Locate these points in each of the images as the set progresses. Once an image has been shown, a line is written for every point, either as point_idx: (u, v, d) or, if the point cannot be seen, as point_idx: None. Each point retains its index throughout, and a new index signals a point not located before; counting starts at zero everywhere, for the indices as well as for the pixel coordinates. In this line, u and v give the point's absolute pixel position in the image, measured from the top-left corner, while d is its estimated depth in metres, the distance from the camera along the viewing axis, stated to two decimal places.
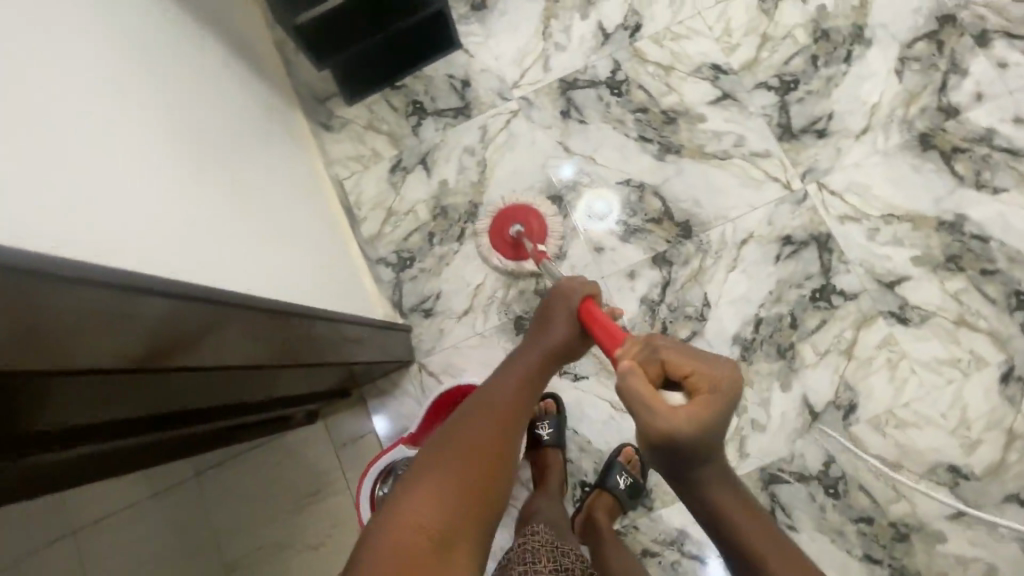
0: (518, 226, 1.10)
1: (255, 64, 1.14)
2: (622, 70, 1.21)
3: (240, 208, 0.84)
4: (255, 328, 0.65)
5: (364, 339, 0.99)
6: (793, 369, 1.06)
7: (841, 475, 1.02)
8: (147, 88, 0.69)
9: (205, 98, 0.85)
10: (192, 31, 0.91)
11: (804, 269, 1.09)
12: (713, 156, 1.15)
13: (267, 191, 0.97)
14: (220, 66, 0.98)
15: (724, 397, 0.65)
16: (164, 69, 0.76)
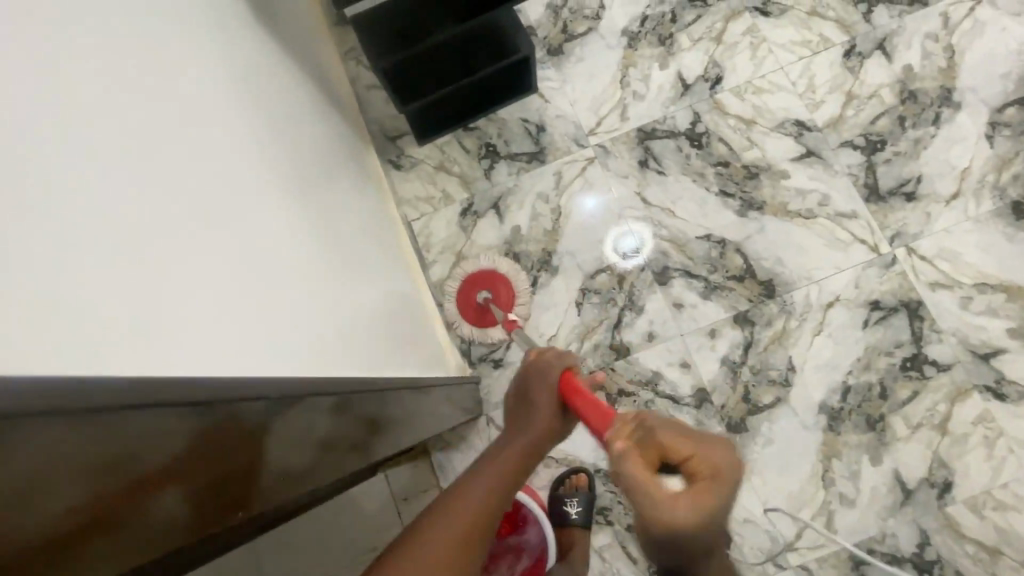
0: (485, 293, 1.12)
1: (333, 103, 1.13)
2: (702, 122, 1.19)
3: (314, 266, 0.76)
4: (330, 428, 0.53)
5: (432, 404, 0.92)
6: (883, 442, 1.01)
7: (937, 558, 0.97)
8: (230, 132, 0.61)
9: (271, 132, 0.76)
10: (279, 73, 0.89)
11: (894, 337, 1.05)
12: (797, 214, 1.12)
13: (326, 231, 0.86)
14: (304, 108, 0.95)
15: (722, 487, 0.57)
16: (242, 111, 0.68)
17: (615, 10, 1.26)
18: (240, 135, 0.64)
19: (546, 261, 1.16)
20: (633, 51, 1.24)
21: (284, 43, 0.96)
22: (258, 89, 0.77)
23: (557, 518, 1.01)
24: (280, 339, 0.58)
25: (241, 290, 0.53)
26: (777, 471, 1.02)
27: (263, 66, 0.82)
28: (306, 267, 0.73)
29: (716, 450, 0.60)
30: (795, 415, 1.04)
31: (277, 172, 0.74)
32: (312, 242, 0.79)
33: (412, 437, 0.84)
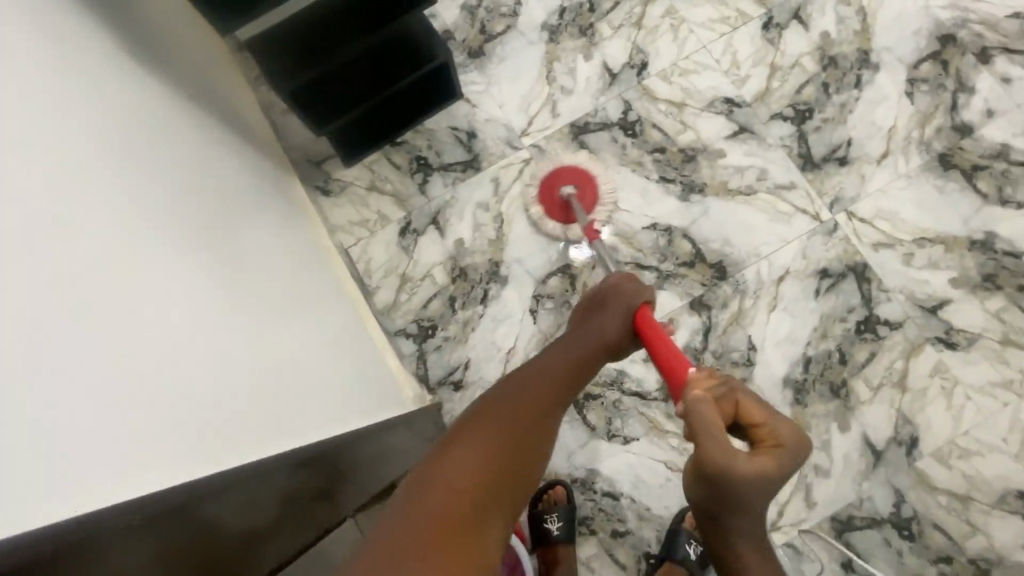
0: (571, 188, 1.08)
1: (246, 134, 1.05)
2: (633, 110, 1.17)
3: (234, 314, 0.70)
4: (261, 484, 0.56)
5: (398, 434, 0.91)
6: (849, 408, 1.02)
7: (914, 515, 0.98)
8: (120, 176, 0.59)
9: (176, 170, 0.73)
10: (174, 109, 0.80)
11: (845, 302, 1.06)
12: (738, 192, 1.11)
13: (254, 263, 0.83)
14: (207, 143, 0.87)
15: (790, 457, 0.60)
16: (141, 159, 0.65)
17: (532, 6, 1.22)
18: (143, 195, 0.62)
19: (495, 272, 1.11)
20: (556, 45, 1.21)
21: (177, 75, 0.88)
22: (141, 127, 0.68)
23: (540, 538, 0.98)
24: (203, 405, 0.56)
25: (158, 360, 0.51)
26: None
27: (147, 99, 0.73)
28: (239, 320, 0.70)
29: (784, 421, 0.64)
30: (762, 394, 1.03)
31: (173, 218, 0.67)
32: (240, 282, 0.76)
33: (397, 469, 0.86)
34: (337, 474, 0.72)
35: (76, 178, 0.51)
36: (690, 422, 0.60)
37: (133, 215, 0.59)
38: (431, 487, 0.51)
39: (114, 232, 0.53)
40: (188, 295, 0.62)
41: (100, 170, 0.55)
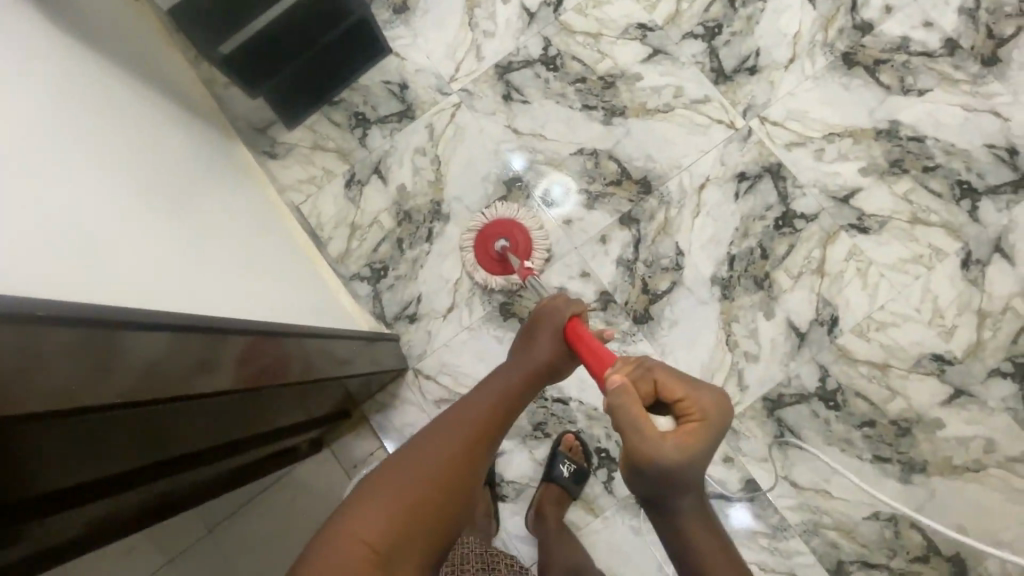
0: (503, 241, 1.11)
1: (192, 104, 1.12)
2: (553, 45, 1.22)
3: (199, 241, 0.84)
4: (250, 354, 0.68)
5: (366, 347, 1.01)
6: (773, 297, 1.09)
7: (838, 386, 1.06)
8: (99, 131, 0.75)
9: (147, 132, 0.88)
10: (133, 83, 0.93)
11: (763, 202, 1.12)
12: (656, 111, 1.18)
13: (221, 212, 0.97)
14: (164, 111, 0.98)
15: (713, 427, 0.64)
16: (116, 120, 0.81)
17: None
18: (119, 148, 0.78)
19: (437, 211, 1.19)
20: None
21: (126, 52, 0.98)
22: (94, 94, 0.79)
23: None
24: (181, 295, 0.71)
25: (134, 259, 0.67)
26: (686, 348, 1.09)
27: (89, 67, 0.82)
28: (208, 249, 0.85)
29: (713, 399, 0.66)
30: (691, 294, 1.11)
31: (132, 166, 0.78)
32: (211, 223, 0.91)
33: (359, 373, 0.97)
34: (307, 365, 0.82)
35: (39, 125, 0.62)
36: (612, 410, 0.65)
37: (95, 160, 0.70)
38: (343, 534, 0.56)
39: (95, 170, 0.69)
40: (148, 226, 0.74)
41: (82, 126, 0.71)
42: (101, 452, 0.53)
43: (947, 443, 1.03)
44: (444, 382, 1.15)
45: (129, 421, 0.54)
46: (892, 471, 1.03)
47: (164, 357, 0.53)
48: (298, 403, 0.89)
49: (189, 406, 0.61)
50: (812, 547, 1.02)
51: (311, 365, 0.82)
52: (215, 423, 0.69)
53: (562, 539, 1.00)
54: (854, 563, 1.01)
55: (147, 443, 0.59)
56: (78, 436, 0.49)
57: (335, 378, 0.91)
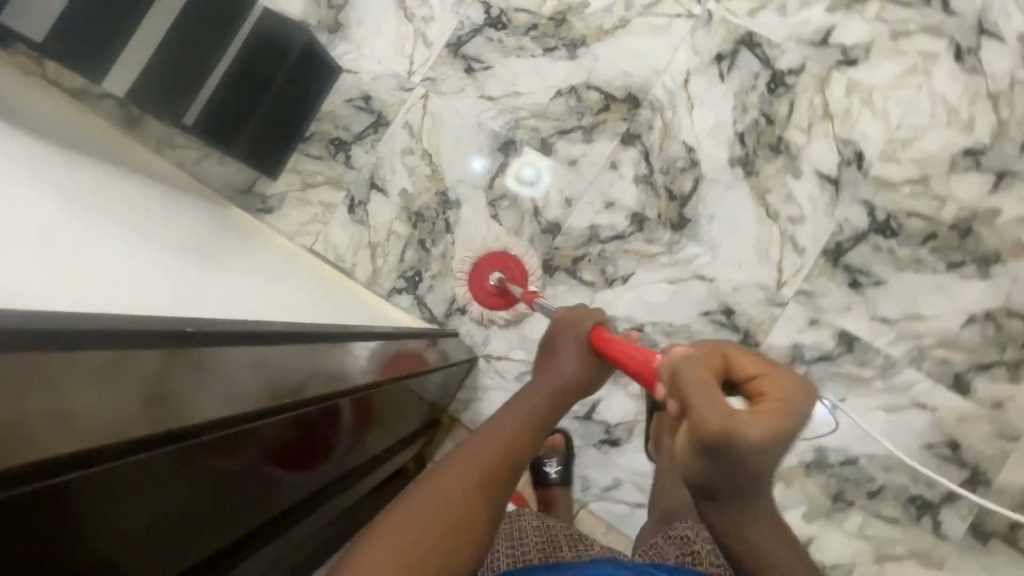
0: (497, 274, 1.10)
1: (182, 181, 1.12)
2: (493, 5, 1.21)
3: (253, 279, 0.84)
4: (344, 360, 0.66)
5: (437, 343, 0.99)
6: (794, 157, 1.09)
7: (888, 215, 1.06)
8: (115, 198, 0.73)
9: (145, 200, 0.85)
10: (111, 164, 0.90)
11: (749, 72, 1.12)
12: (615, 28, 1.17)
13: (247, 258, 0.94)
14: (150, 184, 0.95)
15: (800, 414, 0.47)
16: (116, 191, 0.78)
17: None
18: (136, 210, 0.75)
19: (446, 201, 1.18)
20: None
21: (97, 138, 0.95)
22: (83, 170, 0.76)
23: (538, 478, 1.06)
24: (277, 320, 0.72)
25: (224, 298, 0.68)
26: (732, 235, 1.09)
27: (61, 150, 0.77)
28: (265, 285, 0.86)
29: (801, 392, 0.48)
30: (717, 183, 1.10)
31: (161, 227, 0.77)
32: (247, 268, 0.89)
33: (437, 367, 0.95)
34: (393, 366, 0.80)
35: (85, 199, 0.62)
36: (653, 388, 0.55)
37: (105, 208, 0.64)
38: None
39: (150, 233, 0.70)
40: (215, 272, 0.75)
41: (101, 196, 0.70)
42: (220, 506, 0.47)
43: (1010, 226, 1.03)
44: (517, 356, 1.13)
45: (240, 463, 0.48)
46: (970, 272, 1.03)
47: (262, 376, 0.49)
48: (386, 420, 0.85)
49: (289, 437, 0.56)
50: (927, 371, 1.01)
51: (395, 367, 0.81)
52: (312, 461, 0.63)
53: (674, 477, 0.96)
54: (972, 371, 1.00)
55: (258, 489, 0.53)
56: (195, 488, 0.43)
57: (418, 376, 0.89)
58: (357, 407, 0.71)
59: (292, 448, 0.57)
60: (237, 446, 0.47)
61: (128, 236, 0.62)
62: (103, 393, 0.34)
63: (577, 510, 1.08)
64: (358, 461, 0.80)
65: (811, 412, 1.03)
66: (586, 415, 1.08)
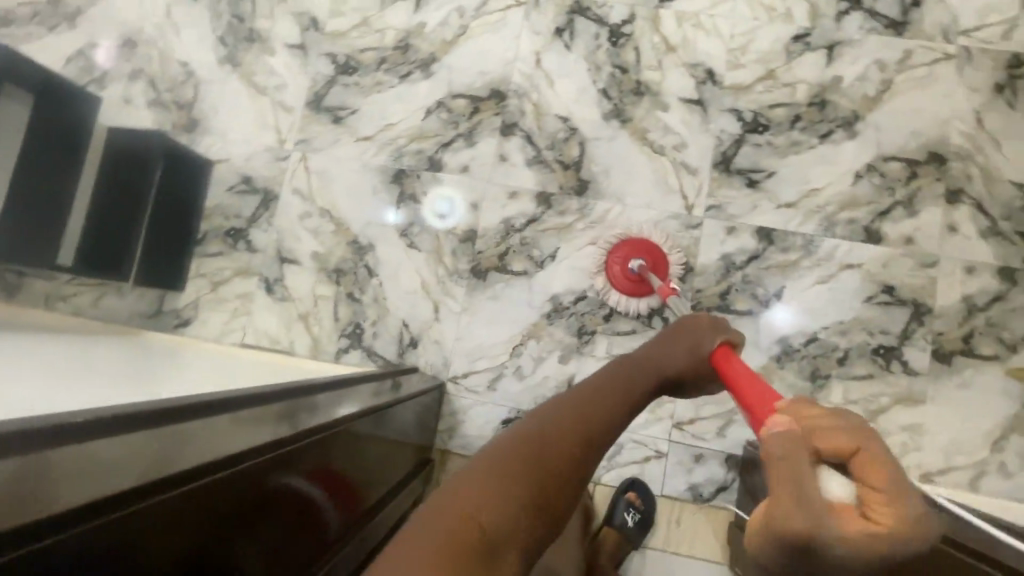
0: (638, 261, 1.05)
1: (85, 324, 1.06)
2: (338, 55, 1.24)
3: (202, 382, 0.84)
4: (322, 403, 0.68)
5: (400, 377, 1.00)
6: (656, 94, 1.16)
7: (754, 114, 1.14)
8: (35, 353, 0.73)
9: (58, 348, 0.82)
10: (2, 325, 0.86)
11: (589, 35, 1.19)
12: (458, 37, 1.22)
13: (184, 368, 0.92)
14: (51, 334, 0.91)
15: (906, 554, 0.28)
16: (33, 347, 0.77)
17: (199, 58, 1.27)
18: (59, 358, 0.75)
19: (359, 247, 1.17)
20: (241, 65, 1.26)
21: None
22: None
23: None
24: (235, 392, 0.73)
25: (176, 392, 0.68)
26: (631, 181, 1.14)
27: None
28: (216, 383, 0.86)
29: (924, 521, 0.29)
30: (600, 140, 1.16)
31: (89, 365, 0.76)
32: (190, 375, 0.88)
33: (411, 397, 0.96)
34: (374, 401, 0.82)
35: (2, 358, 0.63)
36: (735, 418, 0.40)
37: (6, 361, 0.60)
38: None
39: (82, 371, 0.70)
40: (161, 382, 0.75)
41: (22, 355, 0.70)
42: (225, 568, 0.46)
43: (856, 86, 1.13)
44: (482, 367, 1.11)
45: (243, 515, 0.47)
46: (841, 137, 1.11)
47: (251, 427, 0.51)
48: (382, 462, 0.86)
49: (296, 485, 0.56)
50: (841, 234, 1.09)
51: (377, 402, 0.83)
52: (322, 512, 0.62)
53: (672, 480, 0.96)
54: (877, 220, 1.08)
55: (268, 544, 0.51)
56: (197, 548, 0.42)
57: (398, 407, 0.90)
58: (352, 450, 0.70)
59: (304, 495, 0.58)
60: (238, 496, 0.46)
61: (57, 375, 0.63)
62: (99, 464, 0.37)
63: (592, 489, 1.07)
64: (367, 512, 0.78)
65: (762, 310, 1.08)
66: None
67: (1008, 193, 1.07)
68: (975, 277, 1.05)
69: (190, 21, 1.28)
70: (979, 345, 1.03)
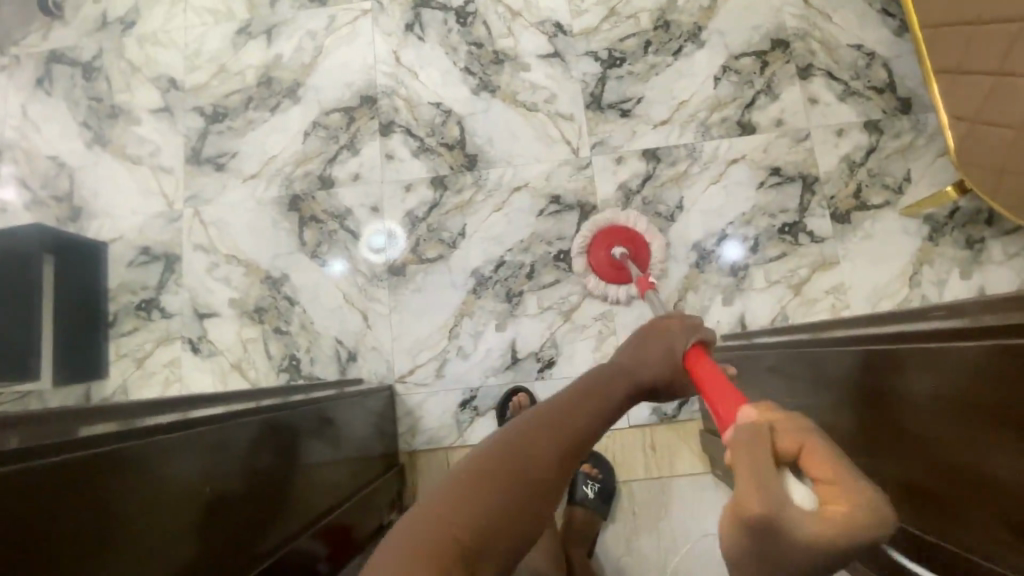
0: (619, 249, 1.06)
1: None
2: (204, 106, 1.24)
3: None
4: (247, 403, 0.69)
5: (346, 385, 1.00)
6: (515, 57, 1.20)
7: (609, 50, 1.19)
8: None
9: None
10: None
11: (438, 23, 1.23)
12: (315, 58, 1.24)
13: None
14: None
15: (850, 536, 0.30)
16: None
17: (66, 148, 1.25)
18: None
19: (274, 280, 1.16)
20: (111, 143, 1.25)
21: None
22: None
23: None
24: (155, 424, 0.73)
25: None
26: (515, 142, 1.17)
27: None
28: None
29: (884, 508, 0.31)
30: (476, 113, 1.19)
31: None
32: None
33: (357, 396, 0.96)
34: (311, 399, 0.83)
35: None
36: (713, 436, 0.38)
37: None
38: None
39: None
40: None
41: None
42: (170, 543, 0.48)
43: None
44: (426, 360, 1.11)
45: (188, 488, 0.51)
46: (692, 48, 1.17)
47: (156, 418, 0.53)
48: (339, 460, 0.85)
49: (222, 470, 0.56)
50: (718, 135, 1.14)
51: (315, 399, 0.83)
52: (259, 517, 0.61)
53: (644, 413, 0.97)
54: (745, 113, 1.14)
55: (215, 531, 0.53)
56: (111, 517, 0.43)
57: (345, 403, 0.91)
58: (289, 445, 0.71)
59: (238, 478, 0.59)
60: (146, 472, 0.47)
61: None
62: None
63: None
64: (337, 531, 0.78)
65: (668, 224, 1.11)
66: (513, 361, 1.10)
67: (851, 56, 1.14)
68: (847, 137, 1.12)
69: (48, 115, 1.26)
70: (870, 197, 1.09)
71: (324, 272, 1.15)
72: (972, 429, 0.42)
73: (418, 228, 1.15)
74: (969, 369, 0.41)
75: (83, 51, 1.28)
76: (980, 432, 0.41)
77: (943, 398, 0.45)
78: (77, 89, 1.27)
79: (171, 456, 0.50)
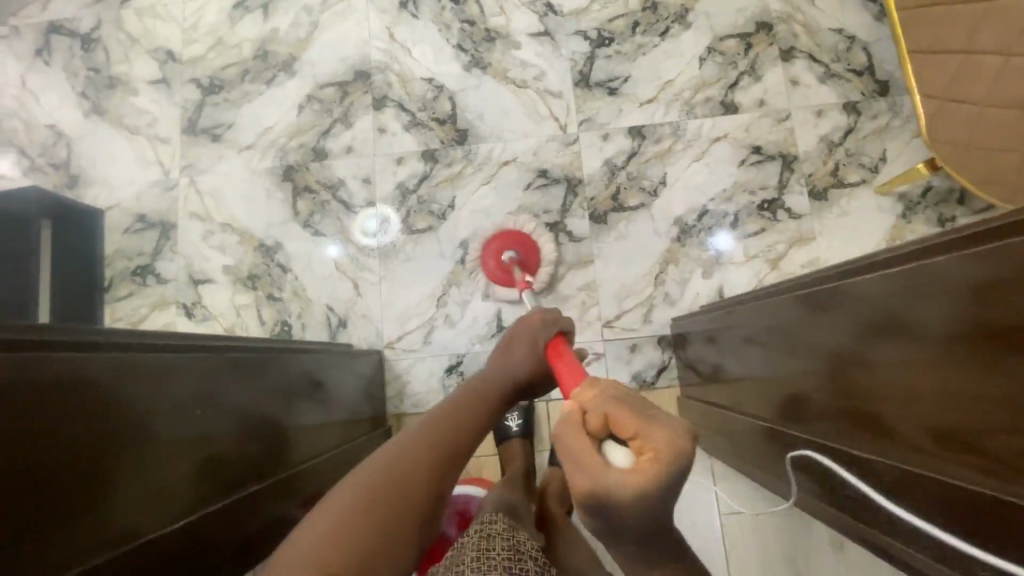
0: (511, 254, 1.06)
1: None
2: (200, 78, 1.27)
3: None
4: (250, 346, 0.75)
5: (340, 346, 1.05)
6: (506, 35, 1.23)
7: (599, 29, 1.22)
8: None
9: None
10: None
11: (431, 0, 1.25)
12: (310, 33, 1.26)
13: None
14: None
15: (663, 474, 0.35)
16: None
17: (64, 117, 1.27)
18: None
19: (267, 248, 1.19)
20: (109, 113, 1.27)
21: None
22: None
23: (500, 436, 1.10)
24: None
25: None
26: (505, 118, 1.20)
27: None
28: None
29: (677, 441, 0.36)
30: (467, 89, 1.22)
31: None
32: None
33: (348, 356, 1.00)
34: (308, 352, 0.88)
35: None
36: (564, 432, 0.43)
37: None
38: None
39: None
40: None
41: None
42: (159, 455, 0.52)
43: None
44: (414, 327, 1.15)
45: (183, 408, 0.56)
46: (678, 30, 1.20)
47: (165, 344, 0.58)
48: (328, 413, 0.89)
49: (217, 398, 0.61)
50: (702, 114, 1.17)
51: (313, 354, 0.88)
52: (248, 448, 0.65)
53: None
54: (729, 93, 1.18)
55: (205, 452, 0.58)
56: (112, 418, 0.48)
57: (338, 361, 0.96)
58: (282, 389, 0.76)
59: (232, 410, 0.64)
60: (147, 387, 0.53)
61: None
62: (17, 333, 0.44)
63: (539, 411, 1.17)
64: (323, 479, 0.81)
65: (651, 199, 1.15)
66: (498, 329, 1.13)
67: (833, 39, 1.17)
68: (826, 117, 1.15)
69: (46, 85, 1.28)
70: (846, 175, 1.13)
71: (316, 241, 1.18)
72: (907, 356, 0.46)
73: (408, 200, 1.18)
74: (912, 299, 0.45)
75: (81, 22, 1.30)
76: (941, 364, 0.43)
77: (874, 326, 0.50)
78: (75, 59, 1.29)
79: (169, 376, 0.55)
